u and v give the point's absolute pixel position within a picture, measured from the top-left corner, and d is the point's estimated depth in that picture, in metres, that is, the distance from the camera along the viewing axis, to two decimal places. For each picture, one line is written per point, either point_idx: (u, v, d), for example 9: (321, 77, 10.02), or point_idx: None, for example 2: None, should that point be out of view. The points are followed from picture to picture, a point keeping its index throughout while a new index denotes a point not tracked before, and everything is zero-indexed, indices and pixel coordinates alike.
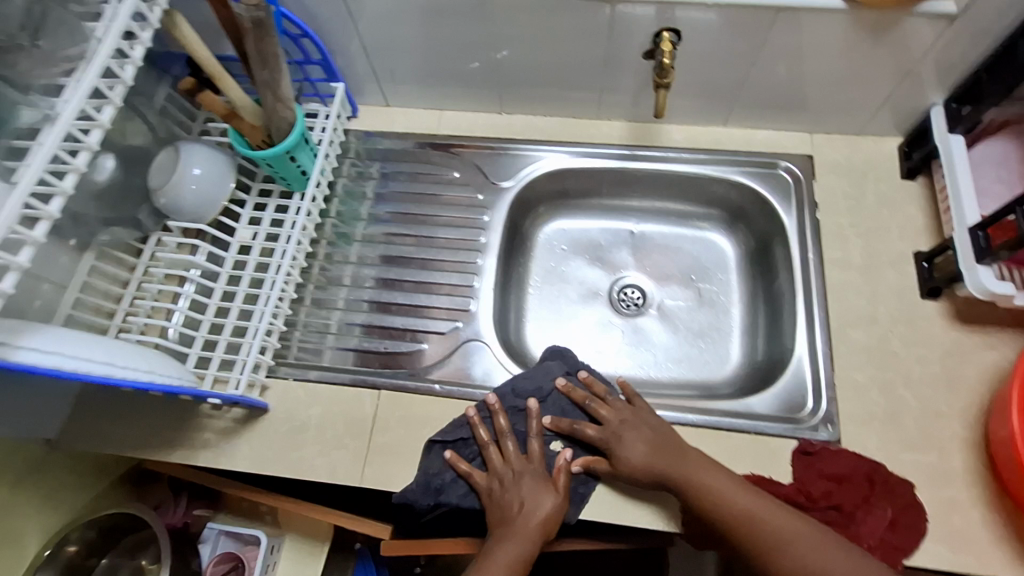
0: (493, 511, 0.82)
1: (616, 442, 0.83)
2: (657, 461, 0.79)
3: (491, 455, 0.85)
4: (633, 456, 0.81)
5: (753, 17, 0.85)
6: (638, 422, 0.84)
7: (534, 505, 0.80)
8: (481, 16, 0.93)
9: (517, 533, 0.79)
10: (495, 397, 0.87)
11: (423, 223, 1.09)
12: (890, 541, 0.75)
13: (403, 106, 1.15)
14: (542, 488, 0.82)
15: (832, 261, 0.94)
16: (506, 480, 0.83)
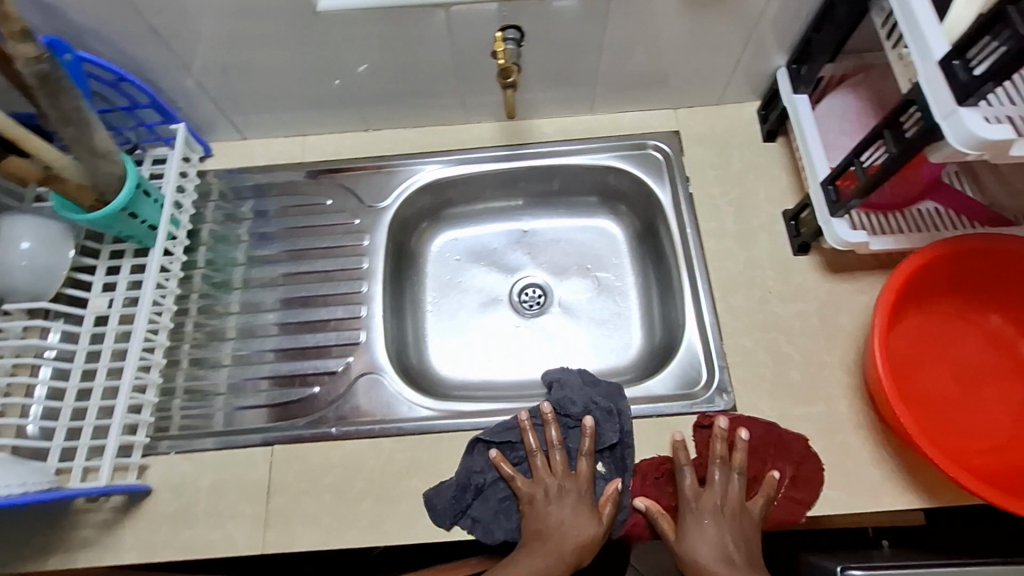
0: (529, 521, 0.81)
1: (693, 527, 0.78)
2: (717, 570, 0.75)
3: (540, 464, 0.84)
4: (699, 554, 0.76)
5: (589, 6, 0.83)
6: (727, 520, 0.78)
7: (572, 525, 0.79)
8: (315, 39, 0.87)
9: (548, 549, 0.77)
10: (549, 407, 0.88)
11: (302, 260, 1.03)
12: (789, 495, 0.80)
13: (261, 136, 1.08)
14: (582, 510, 0.80)
15: (709, 233, 0.97)
16: (551, 492, 0.82)
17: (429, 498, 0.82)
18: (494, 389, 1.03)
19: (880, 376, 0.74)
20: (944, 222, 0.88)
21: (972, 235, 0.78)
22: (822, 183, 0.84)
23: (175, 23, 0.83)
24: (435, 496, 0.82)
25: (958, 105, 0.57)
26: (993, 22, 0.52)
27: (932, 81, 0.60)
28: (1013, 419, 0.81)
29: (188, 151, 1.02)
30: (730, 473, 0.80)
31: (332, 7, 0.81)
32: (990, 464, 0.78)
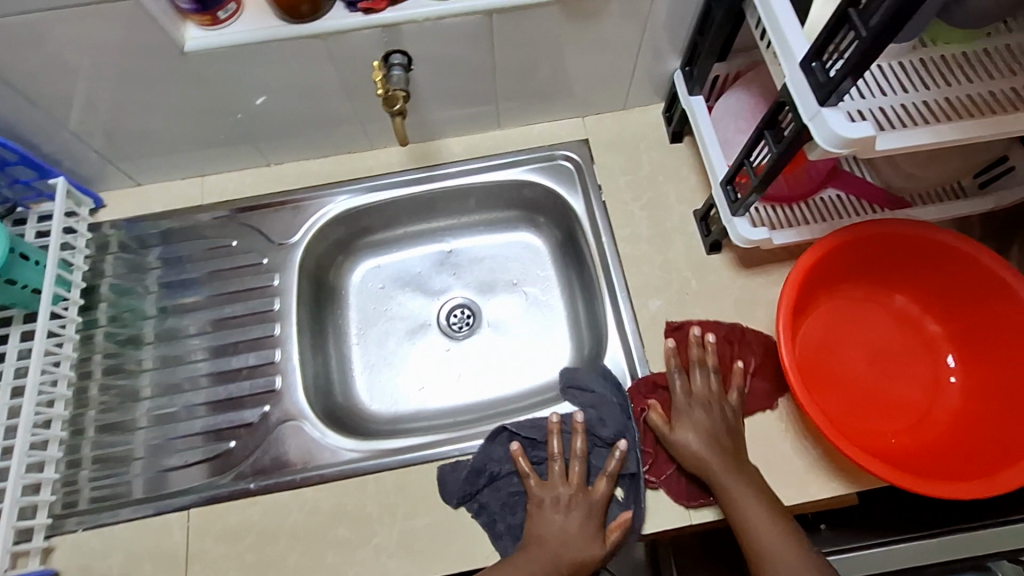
0: (532, 524, 0.79)
1: (685, 420, 0.81)
2: (706, 457, 0.78)
3: (558, 473, 0.82)
4: (693, 444, 0.79)
5: (474, 26, 0.81)
6: (714, 413, 0.81)
7: (575, 538, 0.77)
8: (189, 80, 0.83)
9: (543, 553, 0.75)
10: (583, 418, 0.86)
11: (212, 305, 0.98)
12: (761, 388, 0.85)
13: (157, 180, 1.03)
14: (588, 528, 0.78)
15: (624, 239, 0.97)
16: (560, 501, 0.80)
17: (442, 474, 0.83)
18: (429, 419, 1.00)
19: (786, 371, 0.76)
20: (846, 208, 0.90)
21: (866, 222, 0.80)
22: (721, 184, 0.85)
23: (30, 76, 0.77)
24: (449, 473, 0.83)
25: (821, 106, 0.58)
26: (841, 24, 0.54)
27: (795, 82, 0.61)
28: (925, 394, 0.83)
29: (75, 203, 0.97)
30: (712, 375, 0.84)
31: (199, 47, 0.77)
32: (906, 443, 0.80)
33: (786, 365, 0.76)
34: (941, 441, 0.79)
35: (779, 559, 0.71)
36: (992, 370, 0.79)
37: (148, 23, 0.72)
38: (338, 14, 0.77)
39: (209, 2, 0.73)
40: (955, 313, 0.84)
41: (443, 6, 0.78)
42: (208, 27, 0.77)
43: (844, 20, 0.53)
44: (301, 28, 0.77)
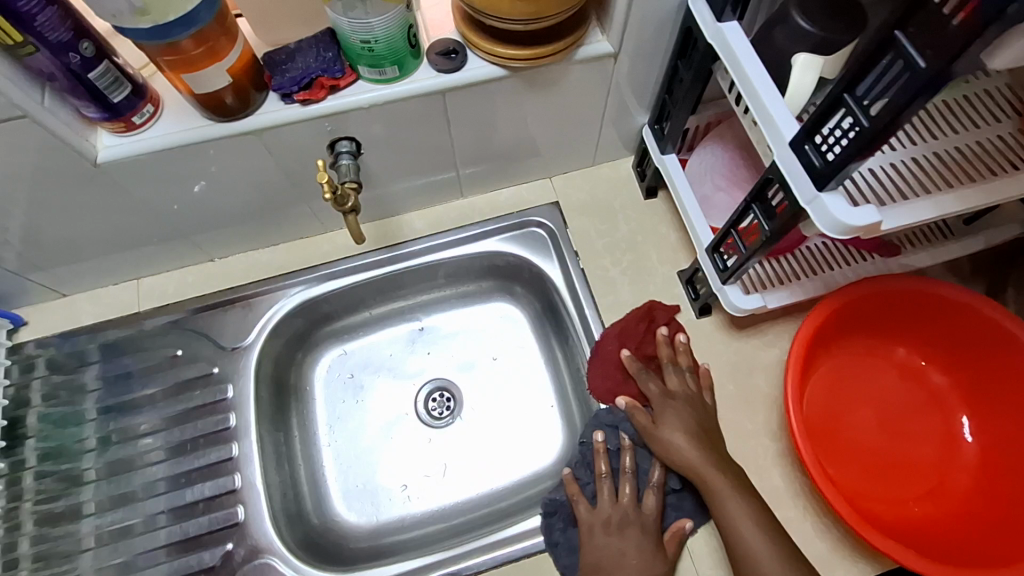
0: (588, 552, 0.76)
1: (671, 418, 0.79)
2: (718, 487, 0.74)
3: (606, 490, 0.79)
4: (705, 467, 0.75)
5: (425, 104, 0.73)
6: (694, 408, 0.80)
7: (633, 560, 0.74)
8: (108, 190, 0.73)
9: None
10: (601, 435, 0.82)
11: (162, 425, 0.87)
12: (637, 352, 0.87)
13: (85, 289, 0.92)
14: (648, 547, 0.75)
15: (608, 310, 0.91)
16: (610, 521, 0.77)
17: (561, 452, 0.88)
18: (417, 527, 0.91)
19: (803, 458, 0.70)
20: (836, 257, 0.83)
21: (866, 281, 0.77)
22: (707, 252, 0.80)
23: None
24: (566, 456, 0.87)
25: (818, 191, 0.53)
26: (836, 108, 0.48)
27: (787, 162, 0.56)
28: (940, 456, 0.79)
29: None
30: (686, 371, 0.82)
31: (113, 157, 0.67)
32: (928, 511, 0.76)
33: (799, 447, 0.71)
34: (962, 510, 0.75)
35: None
36: (1012, 427, 0.75)
37: (50, 142, 0.62)
38: (272, 107, 0.69)
39: (118, 108, 0.63)
40: (965, 366, 0.79)
41: (391, 90, 0.70)
42: (123, 133, 0.67)
43: (839, 103, 0.48)
44: (231, 126, 0.68)
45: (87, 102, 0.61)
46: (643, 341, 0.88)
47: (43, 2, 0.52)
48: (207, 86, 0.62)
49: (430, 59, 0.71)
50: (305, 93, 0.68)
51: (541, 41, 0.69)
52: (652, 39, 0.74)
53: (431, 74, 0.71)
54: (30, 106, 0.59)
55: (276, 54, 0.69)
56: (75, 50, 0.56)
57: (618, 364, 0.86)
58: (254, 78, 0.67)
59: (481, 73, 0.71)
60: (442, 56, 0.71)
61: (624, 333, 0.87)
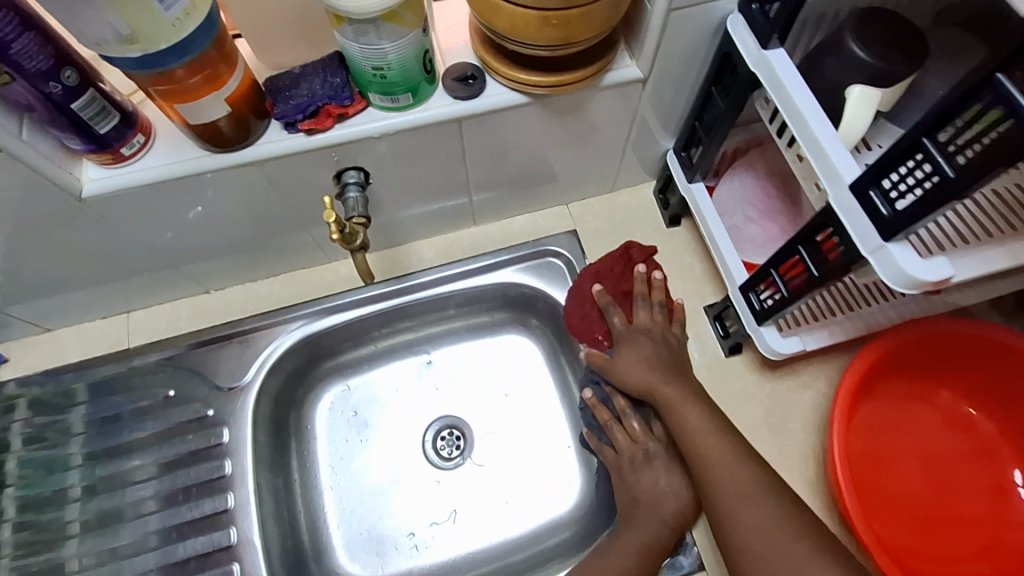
0: (622, 495, 0.73)
1: (631, 351, 0.75)
2: (686, 416, 0.69)
3: (619, 433, 0.76)
4: (669, 396, 0.71)
5: (439, 133, 0.68)
6: (657, 342, 0.76)
7: (666, 488, 0.71)
8: (96, 224, 0.67)
9: (644, 519, 0.70)
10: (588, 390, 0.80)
11: (154, 471, 0.81)
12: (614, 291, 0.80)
13: (71, 323, 0.86)
14: (677, 472, 0.72)
15: None
16: (637, 459, 0.74)
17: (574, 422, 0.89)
18: None
19: (850, 517, 0.65)
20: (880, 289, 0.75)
21: (912, 322, 0.73)
22: (741, 289, 0.74)
23: None
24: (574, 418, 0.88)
25: (885, 240, 0.48)
26: (912, 154, 0.44)
27: (848, 208, 0.51)
28: (993, 512, 0.73)
29: None
30: (655, 306, 0.78)
31: (99, 191, 0.61)
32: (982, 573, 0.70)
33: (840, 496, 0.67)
34: (1021, 572, 0.69)
35: (754, 532, 0.61)
36: None
37: (29, 176, 0.56)
38: (274, 137, 0.63)
39: (105, 140, 0.57)
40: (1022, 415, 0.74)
41: (404, 118, 0.65)
42: (111, 165, 0.61)
43: (916, 148, 0.43)
44: (230, 157, 0.62)
45: (70, 134, 0.56)
46: (620, 279, 0.81)
47: (19, 27, 0.46)
48: (204, 116, 0.57)
49: (445, 85, 0.66)
50: (310, 122, 0.62)
51: (566, 68, 0.64)
52: (684, 62, 0.69)
53: (446, 101, 0.65)
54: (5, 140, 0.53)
55: (278, 79, 0.63)
56: (56, 79, 0.50)
57: (593, 305, 0.80)
58: (254, 105, 0.61)
59: (501, 100, 0.66)
60: (458, 81, 0.66)
61: (599, 274, 0.81)
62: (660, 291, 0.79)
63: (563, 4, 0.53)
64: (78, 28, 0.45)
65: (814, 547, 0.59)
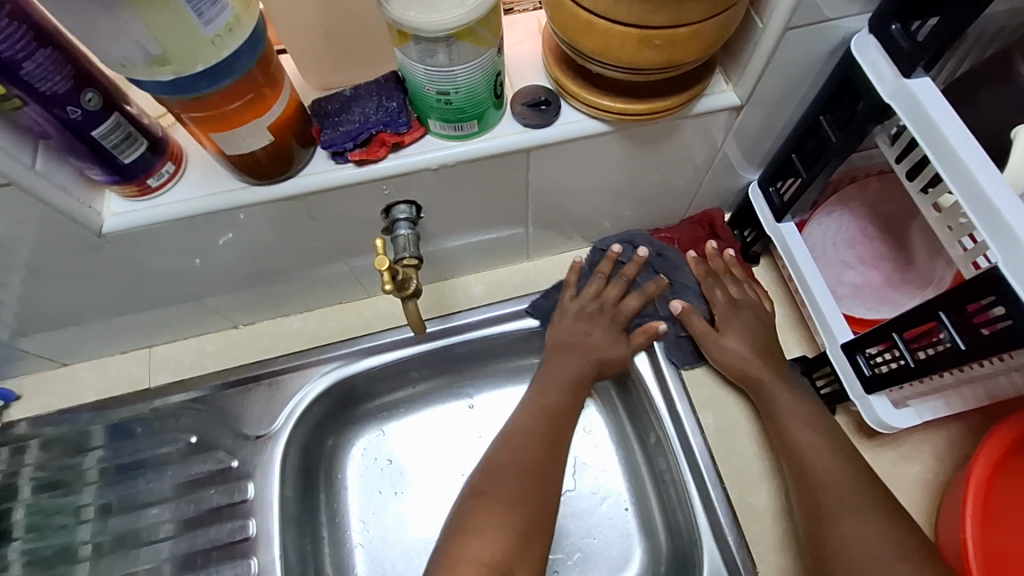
0: (554, 329, 0.76)
1: (735, 323, 0.74)
2: (775, 394, 0.70)
3: (594, 285, 0.77)
4: (758, 370, 0.71)
5: (504, 164, 0.59)
6: (762, 319, 0.75)
7: (601, 343, 0.74)
8: (118, 261, 0.61)
9: (563, 359, 0.74)
10: (619, 247, 0.77)
11: (171, 530, 0.75)
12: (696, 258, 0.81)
13: (90, 359, 0.80)
14: (614, 335, 0.75)
15: (706, 404, 0.78)
16: (586, 310, 0.76)
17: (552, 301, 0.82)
18: None
19: None
20: None
21: None
22: (845, 348, 0.64)
23: None
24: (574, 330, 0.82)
25: None
26: None
27: None
28: None
29: None
30: (746, 282, 0.78)
31: (121, 227, 0.54)
32: None
33: (954, 567, 0.60)
34: None
35: (845, 518, 0.59)
36: None
37: (46, 215, 0.50)
38: (320, 167, 0.55)
39: (130, 169, 0.50)
40: None
41: (467, 147, 0.56)
42: (136, 198, 0.54)
43: None
44: (271, 191, 0.55)
45: (91, 163, 0.48)
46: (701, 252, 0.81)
47: (32, 43, 0.39)
48: (242, 147, 0.49)
49: (515, 111, 0.57)
50: (361, 151, 0.55)
51: (654, 93, 0.55)
52: (788, 87, 0.59)
53: (516, 129, 0.57)
54: (16, 171, 0.46)
55: (326, 103, 0.56)
56: (75, 103, 0.43)
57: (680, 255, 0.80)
58: (299, 131, 0.53)
59: (577, 129, 0.57)
60: (530, 107, 0.57)
61: (676, 240, 0.82)
62: (742, 272, 0.79)
63: (670, 22, 0.44)
64: (100, 48, 0.38)
65: (902, 547, 0.56)
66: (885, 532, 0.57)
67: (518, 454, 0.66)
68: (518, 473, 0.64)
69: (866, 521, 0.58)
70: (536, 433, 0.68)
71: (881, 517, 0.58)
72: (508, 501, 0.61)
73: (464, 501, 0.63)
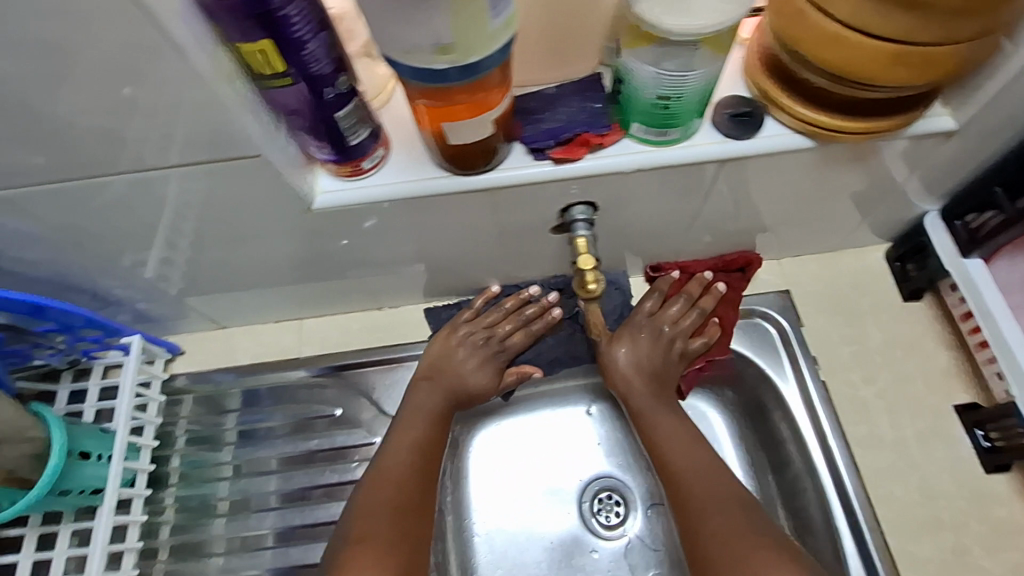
0: (433, 347, 0.76)
1: (629, 336, 0.73)
2: (659, 420, 0.71)
3: (492, 315, 0.78)
4: (639, 394, 0.72)
5: (694, 175, 0.58)
6: (660, 344, 0.74)
7: (468, 375, 0.74)
8: (309, 236, 0.64)
9: (433, 381, 0.73)
10: (546, 293, 0.78)
11: (276, 502, 0.79)
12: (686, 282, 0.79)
13: (247, 323, 0.84)
14: (485, 367, 0.75)
15: (858, 444, 0.73)
16: (471, 338, 0.76)
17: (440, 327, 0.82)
18: None
19: None
20: None
21: None
22: None
23: (99, 233, 0.59)
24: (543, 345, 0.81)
25: None
26: None
27: None
28: None
29: (147, 358, 0.79)
30: (695, 309, 0.75)
31: (332, 204, 0.57)
32: None
33: None
34: None
35: (727, 542, 0.59)
36: None
37: (275, 185, 0.53)
38: (519, 162, 0.56)
39: (352, 151, 0.52)
40: None
41: (665, 153, 0.55)
42: (346, 178, 0.56)
43: None
44: (470, 182, 0.56)
45: (322, 143, 0.51)
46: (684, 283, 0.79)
47: (316, 25, 0.41)
48: (464, 138, 0.51)
49: (715, 120, 0.56)
50: (561, 150, 0.55)
51: (871, 111, 0.53)
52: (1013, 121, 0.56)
53: (715, 138, 0.56)
54: (266, 146, 0.49)
55: (529, 100, 0.57)
56: (332, 84, 0.45)
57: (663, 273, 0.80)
58: (508, 126, 0.54)
59: (782, 142, 0.55)
60: (733, 118, 0.56)
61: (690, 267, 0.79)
62: (710, 303, 0.76)
63: (937, 38, 0.43)
64: (394, 35, 0.41)
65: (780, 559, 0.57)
66: (760, 543, 0.58)
67: (391, 488, 0.65)
68: (394, 511, 0.63)
69: (753, 538, 0.59)
70: (410, 470, 0.67)
71: (762, 534, 0.59)
72: (388, 545, 0.60)
73: (339, 554, 0.59)
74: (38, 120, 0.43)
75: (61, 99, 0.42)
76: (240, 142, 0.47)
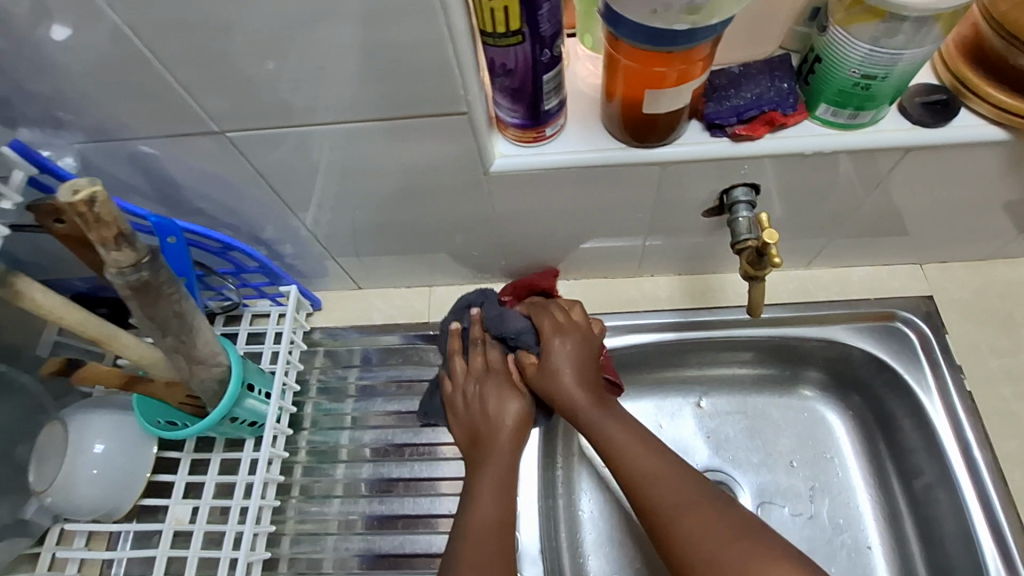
0: (454, 414, 0.74)
1: (553, 354, 0.71)
2: (608, 426, 0.69)
3: (461, 364, 0.76)
4: (582, 405, 0.69)
5: (872, 165, 0.57)
6: (582, 347, 0.72)
7: (495, 415, 0.72)
8: (470, 203, 0.67)
9: (472, 432, 0.72)
10: (472, 310, 0.77)
11: (369, 454, 0.82)
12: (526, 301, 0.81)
13: (382, 286, 0.89)
14: (504, 392, 0.73)
15: (1008, 459, 0.70)
16: (469, 390, 0.74)
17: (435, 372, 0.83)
18: None
19: None
20: None
21: None
22: None
23: (289, 179, 0.63)
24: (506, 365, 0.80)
25: None
26: None
27: None
28: None
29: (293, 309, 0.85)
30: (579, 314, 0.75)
31: (507, 167, 0.59)
32: None
33: None
34: None
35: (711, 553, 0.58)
36: None
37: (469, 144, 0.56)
38: (696, 138, 0.57)
39: (541, 117, 0.55)
40: None
41: (849, 137, 0.55)
42: (524, 144, 0.59)
43: None
44: (645, 154, 0.57)
45: (517, 107, 0.53)
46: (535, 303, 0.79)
47: None
48: (657, 108, 0.52)
49: (903, 108, 0.56)
50: (744, 128, 0.56)
51: None
52: None
53: (902, 126, 0.55)
54: (474, 104, 0.54)
55: (713, 79, 0.57)
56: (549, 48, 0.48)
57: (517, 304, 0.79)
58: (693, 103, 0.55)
59: (975, 133, 0.54)
60: (924, 107, 0.55)
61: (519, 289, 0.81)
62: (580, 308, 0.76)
63: None
64: None
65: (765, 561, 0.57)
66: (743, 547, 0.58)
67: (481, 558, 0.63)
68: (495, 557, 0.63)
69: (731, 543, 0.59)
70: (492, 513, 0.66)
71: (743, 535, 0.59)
72: None
73: None
74: (294, 59, 0.48)
75: (329, 41, 0.46)
76: (456, 96, 0.52)
